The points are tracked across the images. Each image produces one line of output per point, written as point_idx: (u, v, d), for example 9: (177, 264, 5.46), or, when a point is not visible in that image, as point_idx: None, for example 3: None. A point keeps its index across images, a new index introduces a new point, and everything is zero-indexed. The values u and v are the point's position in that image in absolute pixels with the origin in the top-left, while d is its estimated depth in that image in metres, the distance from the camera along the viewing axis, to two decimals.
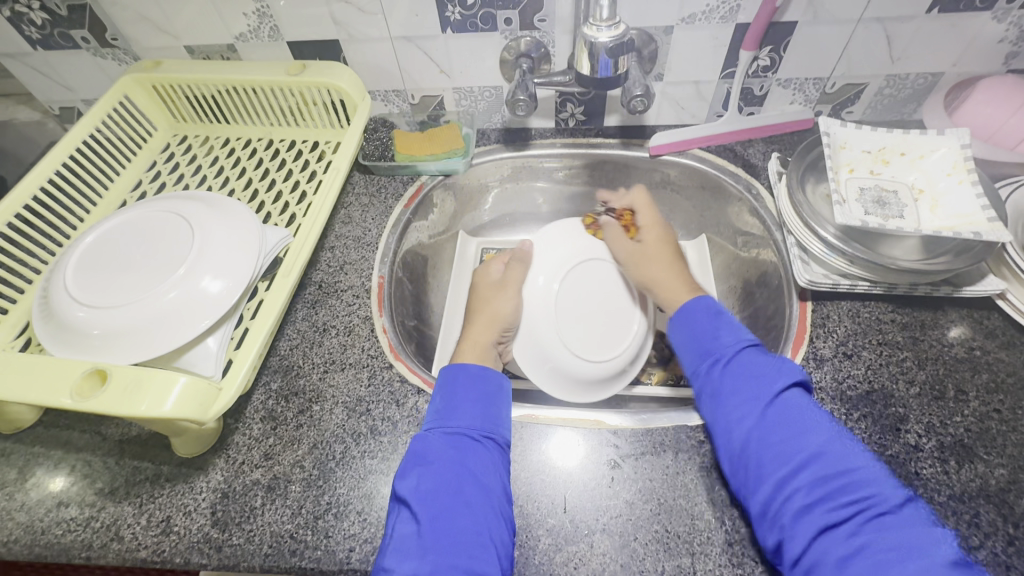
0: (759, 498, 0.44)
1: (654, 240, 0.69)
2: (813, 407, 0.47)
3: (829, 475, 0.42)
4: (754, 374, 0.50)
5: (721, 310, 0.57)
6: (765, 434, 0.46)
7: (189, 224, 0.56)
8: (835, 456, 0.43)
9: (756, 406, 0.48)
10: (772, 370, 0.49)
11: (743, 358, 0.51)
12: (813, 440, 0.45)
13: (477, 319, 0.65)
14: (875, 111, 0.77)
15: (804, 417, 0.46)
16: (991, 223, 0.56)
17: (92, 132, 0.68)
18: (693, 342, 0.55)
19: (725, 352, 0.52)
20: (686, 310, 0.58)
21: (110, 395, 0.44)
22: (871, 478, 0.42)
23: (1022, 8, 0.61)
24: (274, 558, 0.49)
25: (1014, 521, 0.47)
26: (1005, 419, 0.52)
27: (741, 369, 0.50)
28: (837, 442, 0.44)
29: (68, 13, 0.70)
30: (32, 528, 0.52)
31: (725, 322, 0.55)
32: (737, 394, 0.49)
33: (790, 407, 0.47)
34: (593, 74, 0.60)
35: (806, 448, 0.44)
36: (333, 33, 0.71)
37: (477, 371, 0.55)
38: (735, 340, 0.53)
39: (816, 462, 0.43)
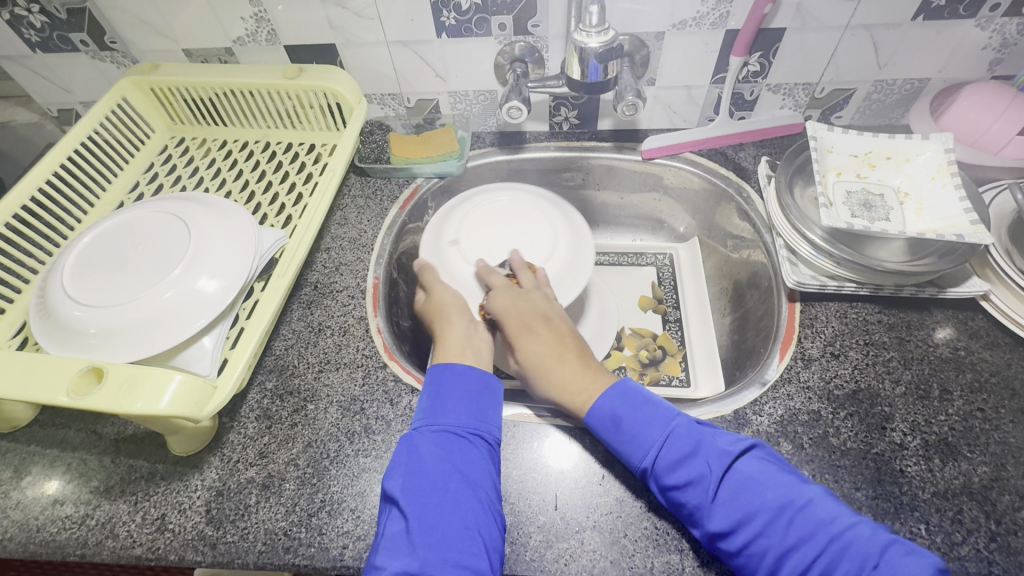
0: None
1: (532, 345, 0.58)
2: (757, 489, 0.45)
3: (804, 566, 0.41)
4: (685, 482, 0.47)
5: (619, 410, 0.51)
6: (728, 545, 0.44)
7: (184, 225, 0.57)
8: (799, 541, 0.42)
9: (705, 516, 0.45)
10: (699, 469, 0.46)
11: (667, 462, 0.48)
12: (772, 536, 0.43)
13: (443, 320, 0.61)
14: (863, 116, 0.78)
15: (753, 510, 0.44)
16: (974, 224, 0.57)
17: (90, 134, 0.69)
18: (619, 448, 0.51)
19: (647, 464, 0.49)
20: (592, 415, 0.52)
21: (105, 393, 0.45)
22: (840, 552, 0.41)
23: (1004, 16, 0.63)
24: (267, 556, 0.49)
25: (996, 517, 0.48)
26: (988, 418, 0.53)
27: (670, 477, 0.47)
28: (795, 523, 0.43)
29: (67, 17, 0.71)
30: (27, 526, 0.53)
31: (630, 423, 0.51)
32: (683, 508, 0.47)
33: (737, 503, 0.45)
34: (583, 78, 0.61)
35: (769, 549, 0.42)
36: (329, 37, 0.72)
37: (461, 369, 0.54)
38: (650, 440, 0.49)
39: (787, 560, 0.42)
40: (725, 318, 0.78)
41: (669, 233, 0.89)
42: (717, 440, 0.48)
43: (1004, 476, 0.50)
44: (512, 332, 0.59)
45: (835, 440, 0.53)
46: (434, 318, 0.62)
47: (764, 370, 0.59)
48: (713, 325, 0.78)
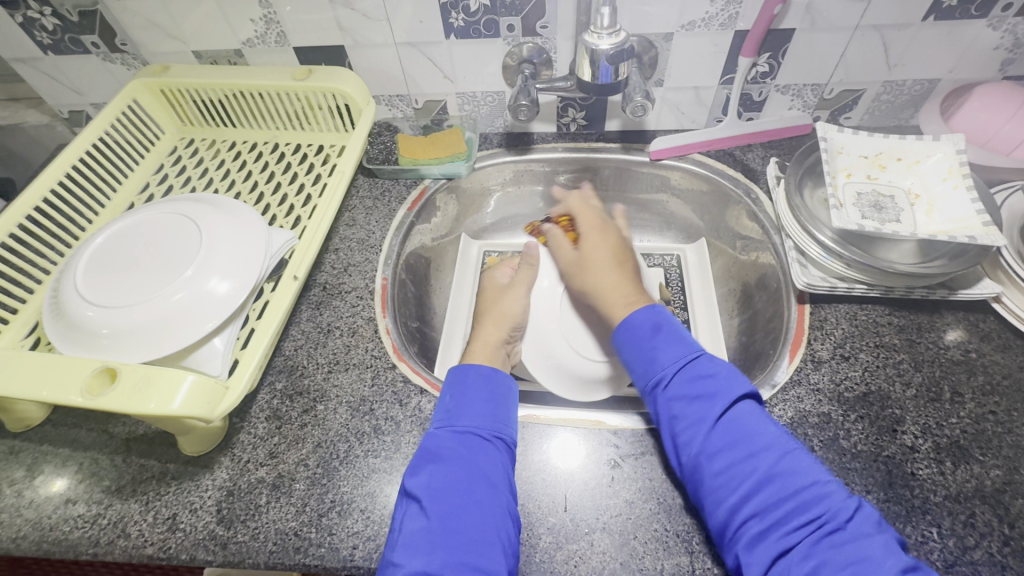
0: (715, 518, 0.45)
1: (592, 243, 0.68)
2: (761, 422, 0.48)
3: (778, 497, 0.44)
4: (698, 394, 0.50)
5: (661, 322, 0.56)
6: (715, 460, 0.47)
7: (196, 225, 0.57)
8: (784, 474, 0.45)
9: (703, 429, 0.48)
10: (715, 388, 0.50)
11: (689, 376, 0.52)
12: (762, 461, 0.46)
13: (486, 320, 0.65)
14: (873, 116, 0.78)
15: (752, 437, 0.47)
16: (986, 227, 0.56)
17: (101, 136, 0.69)
18: (637, 362, 0.55)
19: (667, 372, 0.53)
20: (629, 325, 0.57)
21: (119, 393, 0.45)
22: (819, 495, 0.43)
23: (1016, 16, 0.62)
24: (278, 555, 0.50)
25: (1009, 521, 0.47)
26: (1000, 421, 0.53)
27: (686, 389, 0.51)
28: (786, 459, 0.46)
29: (78, 19, 0.71)
30: (40, 525, 0.53)
31: (666, 336, 0.55)
32: (684, 417, 0.50)
33: (738, 426, 0.48)
34: (594, 80, 0.61)
35: (754, 471, 0.45)
36: (338, 39, 0.72)
37: (486, 371, 0.55)
38: (678, 354, 0.54)
39: (765, 485, 0.44)
40: (734, 319, 0.77)
41: (676, 234, 0.89)
42: (737, 374, 0.52)
43: (1016, 479, 0.49)
44: (585, 225, 0.71)
45: (845, 443, 0.53)
46: (482, 318, 0.66)
47: (773, 373, 0.59)
48: (720, 325, 0.78)
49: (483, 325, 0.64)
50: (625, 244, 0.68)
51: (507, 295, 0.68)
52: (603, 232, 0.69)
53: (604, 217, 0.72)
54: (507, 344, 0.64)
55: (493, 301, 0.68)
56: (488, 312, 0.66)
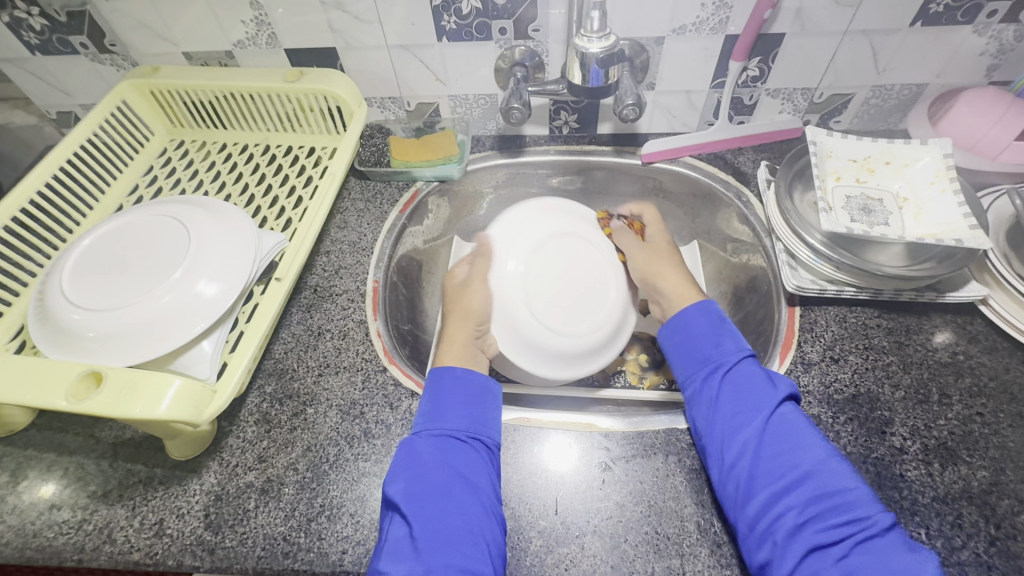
0: (750, 509, 0.46)
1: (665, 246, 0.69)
2: (809, 425, 0.50)
3: (818, 494, 0.45)
4: (758, 385, 0.52)
5: (721, 321, 0.58)
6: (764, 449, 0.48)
7: (184, 227, 0.57)
8: (827, 475, 0.46)
9: (757, 419, 0.50)
10: (773, 385, 0.52)
11: (748, 370, 0.53)
12: (808, 458, 0.47)
13: (455, 319, 0.62)
14: (862, 120, 0.79)
15: (801, 435, 0.49)
16: (972, 230, 0.57)
17: (89, 137, 0.69)
18: (692, 352, 0.57)
19: (730, 361, 0.54)
20: (690, 316, 0.59)
21: (103, 397, 0.44)
22: (856, 499, 0.45)
23: (1002, 22, 0.63)
24: (266, 560, 0.49)
25: (996, 521, 0.48)
26: (987, 422, 0.53)
27: (743, 380, 0.52)
28: (830, 463, 0.47)
29: (66, 20, 0.71)
30: (24, 531, 0.52)
31: (727, 332, 0.57)
32: (737, 405, 0.51)
33: (787, 425, 0.49)
34: (584, 83, 0.61)
35: (799, 466, 0.47)
36: (330, 41, 0.72)
37: (461, 372, 0.55)
38: (738, 349, 0.55)
39: (807, 481, 0.46)
40: None
41: None
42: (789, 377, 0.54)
43: (1003, 480, 0.50)
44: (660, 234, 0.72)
45: (834, 445, 0.53)
46: (449, 315, 0.63)
47: None
48: None
49: (451, 325, 0.62)
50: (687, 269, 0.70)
51: (469, 291, 0.64)
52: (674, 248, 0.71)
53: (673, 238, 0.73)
54: (479, 339, 0.62)
55: (455, 299, 0.64)
56: (453, 311, 0.63)
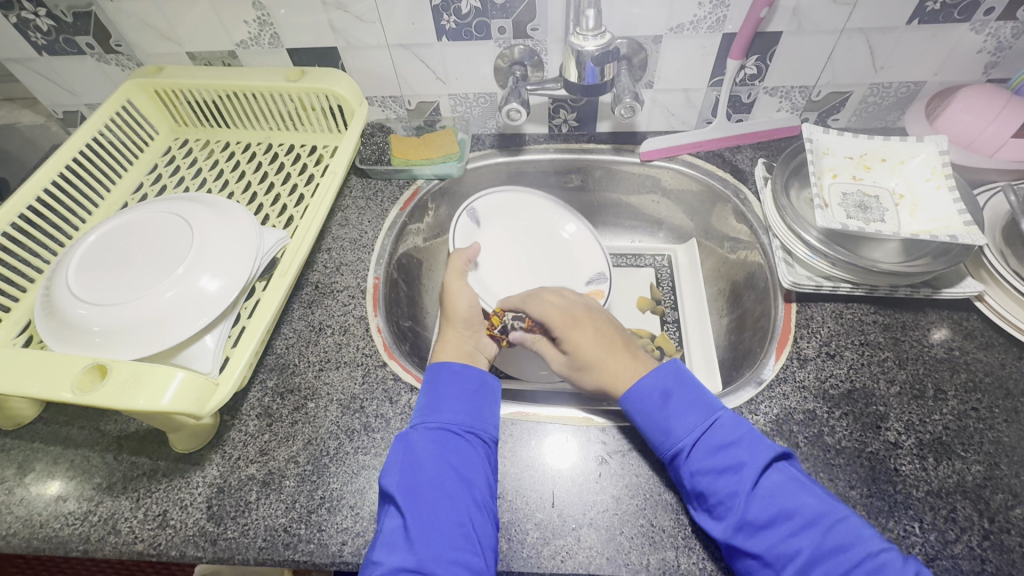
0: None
1: (580, 331, 0.61)
2: (797, 492, 0.45)
3: (837, 574, 0.41)
4: (724, 467, 0.47)
5: (670, 388, 0.53)
6: (756, 541, 0.44)
7: (187, 223, 0.58)
8: (834, 552, 0.42)
9: (737, 506, 0.45)
10: (741, 458, 0.47)
11: (706, 449, 0.48)
12: (806, 539, 0.43)
13: (445, 325, 0.63)
14: (861, 118, 0.79)
15: (790, 512, 0.44)
16: (967, 226, 0.57)
17: (94, 136, 0.70)
18: (652, 430, 0.52)
19: (684, 442, 0.49)
20: (635, 392, 0.53)
21: (109, 389, 0.45)
22: (874, 568, 0.41)
23: (999, 20, 0.63)
24: (267, 551, 0.50)
25: (990, 515, 0.48)
26: (982, 417, 0.53)
27: (708, 462, 0.48)
28: (834, 533, 0.43)
29: (73, 20, 0.72)
30: (31, 522, 0.53)
31: (678, 402, 0.52)
32: (711, 494, 0.47)
33: (774, 499, 0.45)
34: (580, 81, 0.62)
35: (800, 552, 0.43)
36: (331, 40, 0.73)
37: (457, 368, 0.56)
38: (692, 424, 0.50)
39: (815, 564, 0.42)
40: (723, 318, 0.78)
41: (667, 235, 0.90)
42: (761, 436, 0.49)
43: (997, 474, 0.50)
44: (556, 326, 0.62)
45: (829, 439, 0.53)
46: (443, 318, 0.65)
47: (760, 370, 0.59)
48: (711, 325, 0.78)
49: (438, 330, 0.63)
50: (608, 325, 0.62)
51: (450, 294, 0.65)
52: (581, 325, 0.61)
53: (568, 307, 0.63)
54: (471, 337, 0.63)
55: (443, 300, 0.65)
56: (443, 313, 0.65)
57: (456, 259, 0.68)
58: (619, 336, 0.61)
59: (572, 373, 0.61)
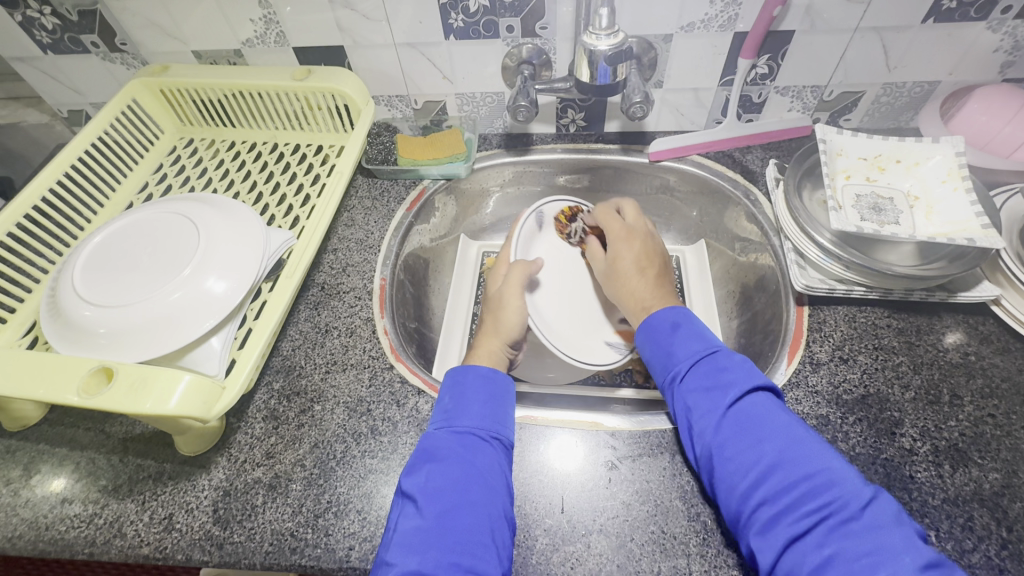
0: (729, 506, 0.44)
1: (620, 242, 0.67)
2: (772, 412, 0.46)
3: (790, 484, 0.42)
4: (711, 386, 0.49)
5: (680, 321, 0.56)
6: (724, 451, 0.45)
7: (194, 224, 0.57)
8: (794, 462, 0.43)
9: (714, 419, 0.47)
10: (728, 380, 0.49)
11: (701, 370, 0.51)
12: (769, 449, 0.44)
13: (488, 333, 0.63)
14: (872, 119, 0.78)
15: (761, 427, 0.45)
16: (985, 229, 0.56)
17: (100, 135, 0.69)
18: (656, 357, 0.55)
19: (682, 366, 0.52)
20: (649, 323, 0.57)
21: (115, 392, 0.45)
22: (828, 482, 0.41)
23: (1017, 19, 0.62)
24: (274, 556, 0.50)
25: (1007, 524, 0.47)
26: (999, 424, 0.53)
27: (699, 381, 0.50)
28: (797, 449, 0.43)
29: (78, 19, 0.71)
30: (36, 524, 0.53)
31: (684, 333, 0.54)
32: (695, 408, 0.49)
33: (751, 417, 0.46)
34: (591, 80, 0.61)
35: (762, 459, 0.44)
36: (338, 39, 0.72)
37: (485, 371, 0.55)
38: (693, 350, 0.53)
39: (774, 472, 0.43)
40: (733, 321, 0.77)
41: (676, 236, 0.89)
42: (755, 367, 0.50)
43: (1015, 483, 0.49)
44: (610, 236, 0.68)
45: (843, 445, 0.52)
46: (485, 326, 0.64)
47: (772, 374, 0.59)
48: (719, 329, 0.77)
49: (479, 339, 0.62)
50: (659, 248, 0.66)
51: (504, 308, 0.64)
52: (629, 239, 0.66)
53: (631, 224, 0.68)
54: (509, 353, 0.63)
55: (494, 312, 0.64)
56: (490, 321, 0.64)
57: (518, 269, 0.67)
58: (660, 259, 0.65)
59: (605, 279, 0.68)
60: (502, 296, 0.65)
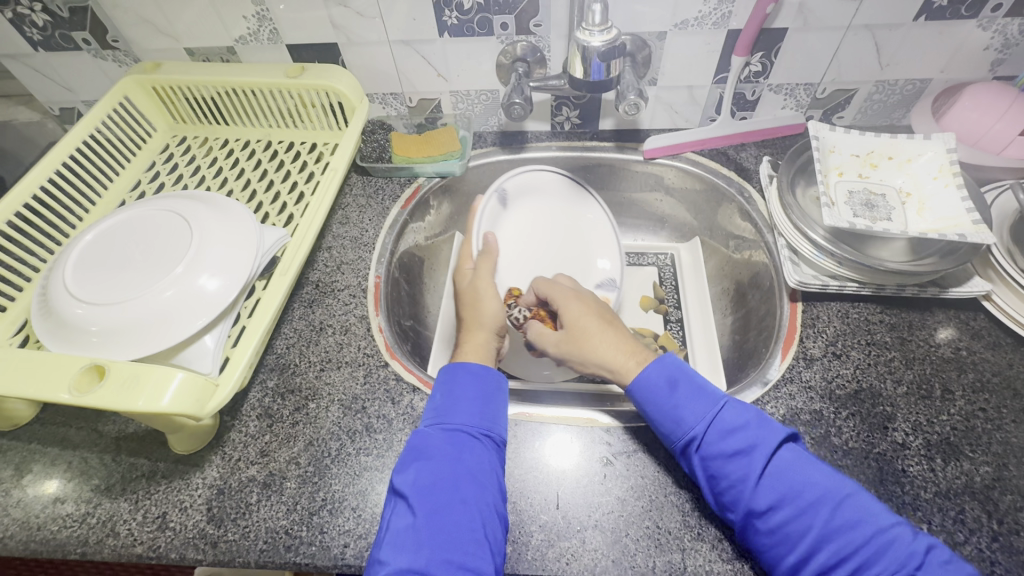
0: (777, 572, 0.44)
1: (568, 301, 0.62)
2: (804, 469, 0.45)
3: (844, 551, 0.41)
4: (735, 451, 0.46)
5: (676, 375, 0.52)
6: (767, 521, 0.44)
7: (186, 222, 0.57)
8: (843, 528, 0.42)
9: (749, 490, 0.45)
10: (752, 441, 0.46)
11: (718, 433, 0.47)
12: (815, 517, 0.43)
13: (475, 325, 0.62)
14: (865, 116, 0.78)
15: (799, 490, 0.44)
16: (976, 224, 0.57)
17: (92, 133, 0.69)
18: (662, 419, 0.50)
19: (696, 431, 0.48)
20: (643, 383, 0.52)
21: (107, 390, 0.44)
22: (881, 544, 0.41)
23: (1007, 17, 0.63)
24: (268, 554, 0.49)
25: (998, 517, 0.47)
26: (990, 418, 0.53)
27: (720, 447, 0.47)
28: (840, 511, 0.43)
29: (69, 15, 0.71)
30: (28, 524, 0.52)
31: (684, 391, 0.50)
32: (724, 478, 0.46)
33: (784, 479, 0.45)
34: (586, 77, 0.61)
35: (810, 530, 0.43)
36: (331, 36, 0.72)
37: (476, 369, 0.55)
38: (702, 410, 0.49)
39: (824, 541, 0.42)
40: (727, 318, 0.78)
41: (670, 233, 0.89)
42: (769, 417, 0.48)
43: (1006, 476, 0.50)
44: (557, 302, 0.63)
45: (836, 440, 0.53)
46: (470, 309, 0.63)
47: (766, 370, 0.59)
48: (714, 324, 0.78)
49: (465, 334, 0.61)
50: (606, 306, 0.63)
51: (482, 299, 0.63)
52: (579, 300, 0.62)
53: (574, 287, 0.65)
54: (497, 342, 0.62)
55: (471, 303, 0.63)
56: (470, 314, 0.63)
57: (486, 260, 0.66)
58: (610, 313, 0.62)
59: (566, 345, 0.59)
60: (476, 290, 0.64)
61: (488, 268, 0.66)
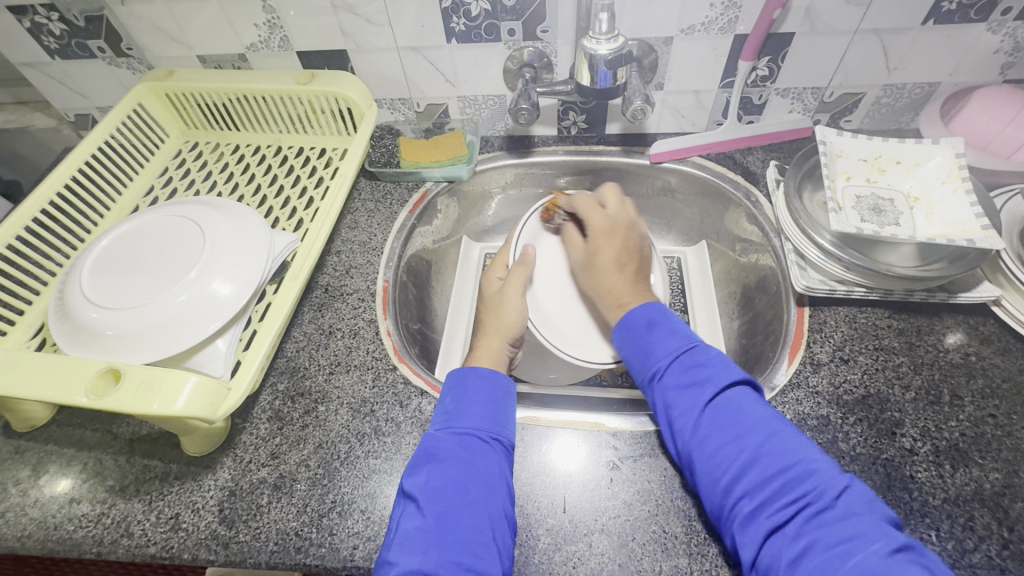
0: (711, 501, 0.45)
1: (598, 233, 0.66)
2: (750, 404, 0.47)
3: (769, 474, 0.43)
4: (689, 382, 0.50)
5: (655, 317, 0.56)
6: (704, 443, 0.46)
7: (199, 227, 0.58)
8: (772, 455, 0.44)
9: (693, 416, 0.48)
10: (707, 375, 0.49)
11: (678, 368, 0.51)
12: (749, 444, 0.45)
13: (487, 332, 0.63)
14: (873, 119, 0.78)
15: (740, 421, 0.46)
16: (984, 230, 0.57)
17: (106, 140, 0.70)
18: (634, 354, 0.55)
19: (660, 363, 0.52)
20: (626, 320, 0.57)
21: (123, 393, 0.45)
22: (805, 473, 0.42)
23: (1017, 20, 0.62)
24: (279, 555, 0.50)
25: (1008, 524, 0.47)
26: (1000, 424, 0.53)
27: (677, 379, 0.50)
28: (774, 441, 0.44)
29: (85, 24, 0.72)
30: (44, 524, 0.54)
31: (659, 330, 0.54)
32: (674, 405, 0.49)
33: (729, 411, 0.47)
34: (593, 84, 0.62)
35: (741, 453, 0.44)
36: (340, 43, 0.73)
37: (485, 372, 0.55)
38: (669, 347, 0.53)
39: (754, 466, 0.44)
40: (734, 322, 0.77)
41: (677, 237, 0.89)
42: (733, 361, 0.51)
43: (1015, 482, 0.49)
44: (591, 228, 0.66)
45: (843, 445, 0.53)
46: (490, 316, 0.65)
47: (773, 375, 0.59)
48: (721, 329, 0.78)
49: (480, 339, 0.62)
50: (637, 246, 0.64)
51: (505, 306, 0.65)
52: (611, 236, 0.65)
53: (616, 215, 0.66)
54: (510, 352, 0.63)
55: (493, 310, 0.65)
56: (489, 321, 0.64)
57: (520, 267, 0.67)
58: (637, 254, 0.64)
59: (583, 271, 0.66)
60: (502, 299, 0.65)
61: (520, 278, 0.67)
